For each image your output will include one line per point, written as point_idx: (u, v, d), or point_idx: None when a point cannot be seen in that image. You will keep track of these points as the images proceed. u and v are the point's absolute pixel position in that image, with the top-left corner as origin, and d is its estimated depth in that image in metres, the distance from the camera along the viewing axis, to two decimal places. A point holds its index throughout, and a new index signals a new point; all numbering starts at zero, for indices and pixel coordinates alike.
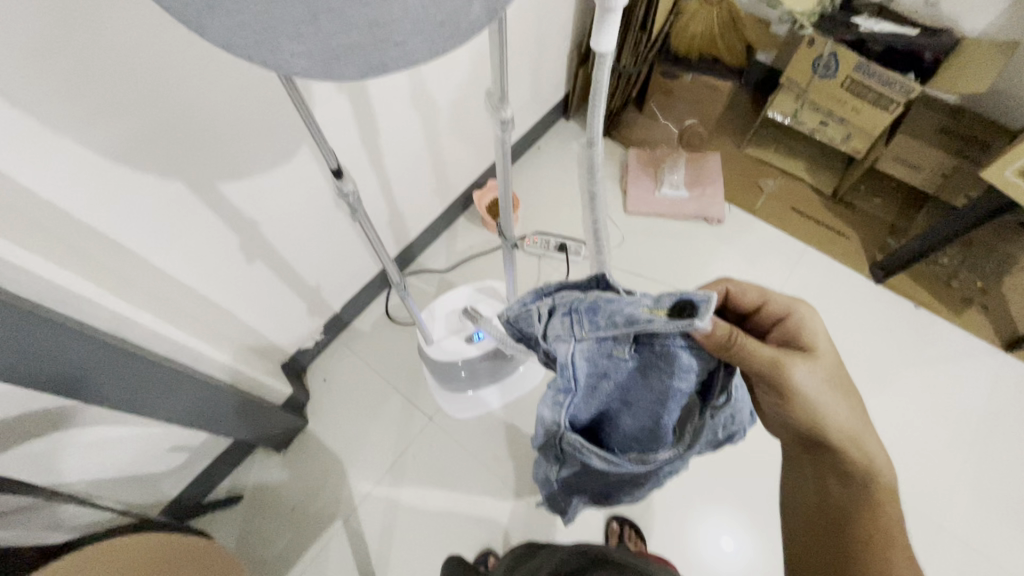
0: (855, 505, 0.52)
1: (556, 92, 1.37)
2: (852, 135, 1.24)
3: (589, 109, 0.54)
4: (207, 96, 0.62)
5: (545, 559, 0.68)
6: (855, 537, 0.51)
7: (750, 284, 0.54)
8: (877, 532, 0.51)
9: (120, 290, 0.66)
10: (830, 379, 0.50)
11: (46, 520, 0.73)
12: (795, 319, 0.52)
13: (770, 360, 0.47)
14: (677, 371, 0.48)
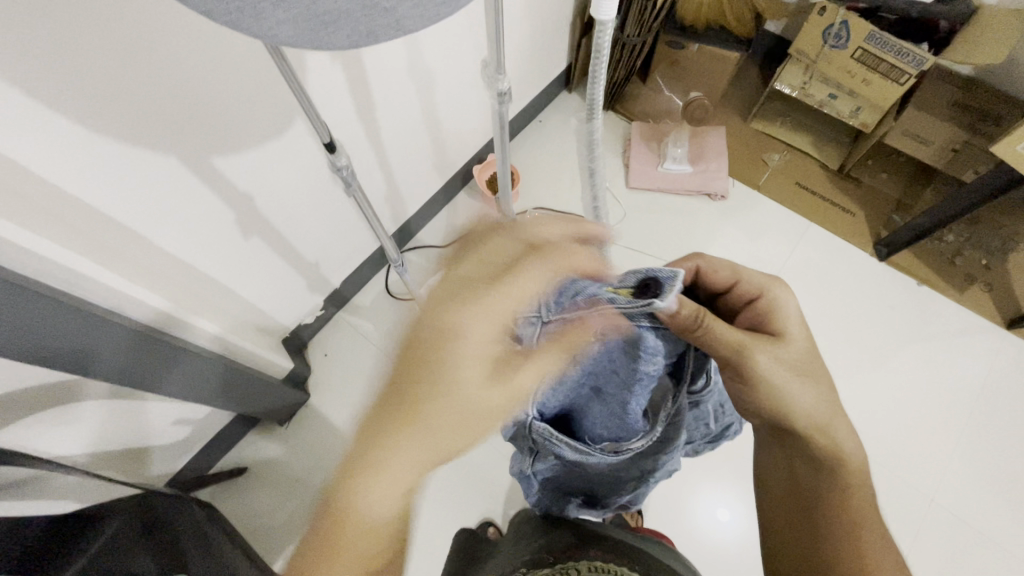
0: (830, 492, 0.55)
1: (557, 63, 1.34)
2: (860, 108, 1.22)
3: (589, 83, 0.53)
4: (197, 66, 0.61)
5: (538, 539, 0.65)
6: (833, 526, 0.54)
7: (722, 262, 0.57)
8: (850, 515, 0.54)
9: (115, 265, 0.65)
10: (793, 363, 0.54)
11: (53, 490, 0.74)
12: (766, 301, 0.56)
13: (734, 345, 0.52)
14: (643, 354, 0.52)
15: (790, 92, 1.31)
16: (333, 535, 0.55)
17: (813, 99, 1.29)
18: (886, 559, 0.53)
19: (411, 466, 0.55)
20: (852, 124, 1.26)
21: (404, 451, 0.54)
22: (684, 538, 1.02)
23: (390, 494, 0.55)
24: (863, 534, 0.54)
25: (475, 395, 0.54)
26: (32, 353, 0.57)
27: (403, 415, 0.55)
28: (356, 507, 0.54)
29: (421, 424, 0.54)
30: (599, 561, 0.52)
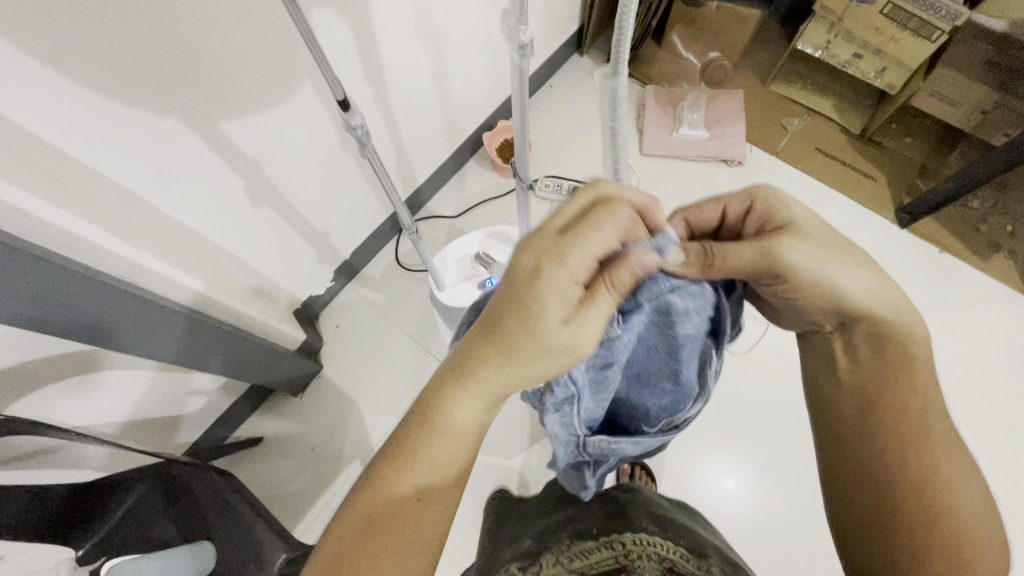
0: (889, 392, 0.49)
1: (569, 24, 1.29)
2: (887, 68, 1.19)
3: (615, 37, 0.49)
4: (201, 22, 0.58)
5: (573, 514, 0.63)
6: (894, 432, 0.49)
7: (699, 202, 0.53)
8: (913, 416, 0.49)
9: (124, 233, 0.64)
10: (823, 244, 0.47)
11: (72, 459, 0.74)
12: (760, 204, 0.50)
13: (751, 254, 0.46)
14: (678, 318, 0.47)
15: (814, 51, 1.26)
16: (385, 498, 0.43)
17: (837, 58, 1.25)
18: (959, 461, 0.48)
19: (490, 394, 0.44)
20: (878, 84, 1.23)
21: (487, 387, 0.44)
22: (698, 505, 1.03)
23: (463, 422, 0.44)
24: (931, 434, 0.48)
25: (554, 334, 0.41)
26: (46, 322, 0.56)
27: (488, 351, 0.43)
28: (437, 424, 0.44)
29: (500, 372, 0.43)
30: (653, 536, 0.52)
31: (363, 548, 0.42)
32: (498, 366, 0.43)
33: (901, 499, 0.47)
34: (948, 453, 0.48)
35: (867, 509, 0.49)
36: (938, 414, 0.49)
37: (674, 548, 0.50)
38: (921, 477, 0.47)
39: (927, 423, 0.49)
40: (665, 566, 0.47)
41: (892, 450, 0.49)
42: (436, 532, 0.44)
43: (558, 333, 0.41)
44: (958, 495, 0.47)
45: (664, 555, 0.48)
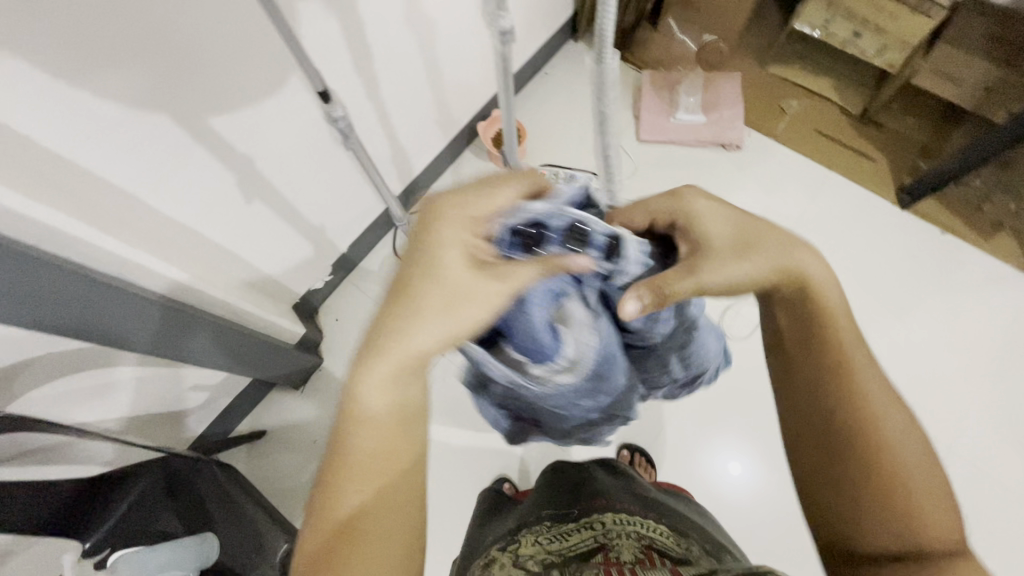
0: (827, 360, 0.47)
1: (563, 10, 1.27)
2: (886, 46, 1.14)
3: (597, 21, 0.49)
4: (186, 18, 0.58)
5: (560, 489, 0.64)
6: (837, 400, 0.47)
7: (634, 215, 0.51)
8: (854, 382, 0.47)
9: (118, 232, 0.65)
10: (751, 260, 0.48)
11: (73, 455, 0.75)
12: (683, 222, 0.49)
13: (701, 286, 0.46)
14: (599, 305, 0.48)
15: (812, 31, 1.23)
16: (328, 504, 0.42)
17: (835, 38, 1.21)
18: (904, 429, 0.46)
19: (389, 362, 0.41)
20: (878, 63, 1.19)
21: (388, 357, 0.41)
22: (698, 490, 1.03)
23: (375, 403, 0.42)
24: (873, 403, 0.46)
25: (484, 287, 0.41)
26: (46, 320, 0.57)
27: (393, 308, 0.42)
28: (353, 415, 0.42)
29: (403, 333, 0.41)
30: (638, 517, 0.52)
31: (326, 563, 0.41)
32: (389, 338, 0.41)
33: (849, 460, 0.46)
34: (891, 415, 0.46)
35: (814, 471, 0.48)
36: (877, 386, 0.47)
37: (658, 529, 0.50)
38: (863, 443, 0.45)
39: (868, 390, 0.46)
40: (644, 545, 0.48)
41: (833, 416, 0.47)
42: (400, 525, 0.43)
43: (464, 281, 0.41)
44: (905, 455, 0.45)
45: (646, 533, 0.50)
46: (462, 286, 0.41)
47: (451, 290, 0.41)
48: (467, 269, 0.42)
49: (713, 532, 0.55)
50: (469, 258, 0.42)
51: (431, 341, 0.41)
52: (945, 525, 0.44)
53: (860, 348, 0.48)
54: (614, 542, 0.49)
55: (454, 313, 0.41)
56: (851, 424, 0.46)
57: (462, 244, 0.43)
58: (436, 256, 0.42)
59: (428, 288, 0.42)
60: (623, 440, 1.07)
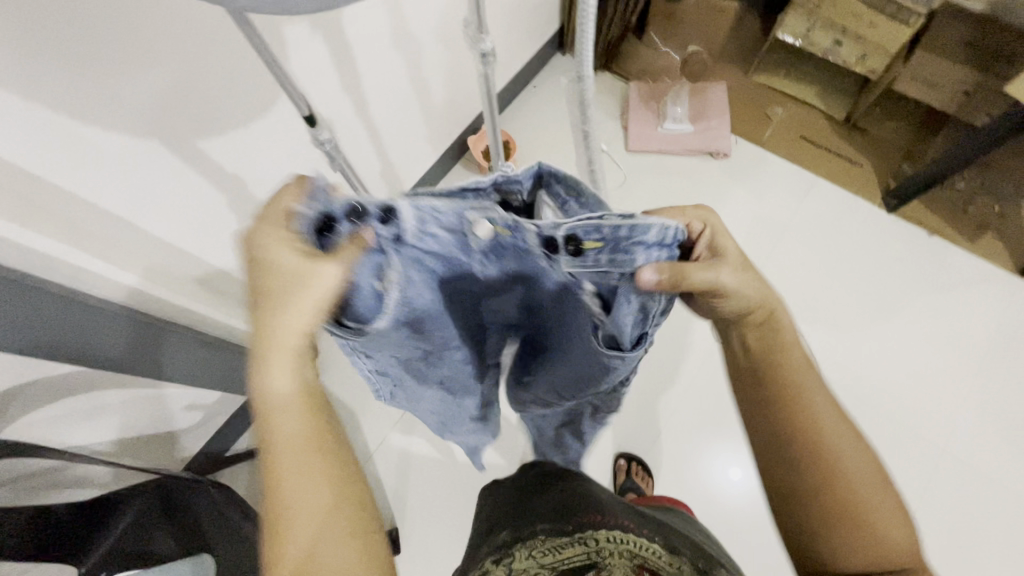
0: (777, 391, 0.48)
1: (549, 25, 1.29)
2: (867, 54, 1.17)
3: (575, 42, 0.50)
4: (178, 45, 0.59)
5: (551, 496, 0.64)
6: (801, 429, 0.47)
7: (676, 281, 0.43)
8: (808, 412, 0.47)
9: (110, 256, 0.65)
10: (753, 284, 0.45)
11: (65, 479, 0.75)
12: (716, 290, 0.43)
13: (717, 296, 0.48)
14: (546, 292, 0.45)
15: (794, 40, 1.25)
16: (268, 536, 0.37)
17: (817, 46, 1.23)
18: (851, 441, 0.47)
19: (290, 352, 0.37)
20: (860, 70, 1.20)
21: (283, 354, 0.37)
22: (696, 497, 1.03)
23: (279, 388, 0.38)
24: (823, 422, 0.47)
25: (321, 270, 0.34)
26: None
27: (263, 313, 0.36)
28: (262, 412, 0.38)
29: (280, 325, 0.36)
30: (627, 532, 0.53)
31: (268, 566, 0.37)
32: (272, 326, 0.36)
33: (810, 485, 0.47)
34: (847, 438, 0.47)
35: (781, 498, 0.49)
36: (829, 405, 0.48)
37: (647, 545, 0.51)
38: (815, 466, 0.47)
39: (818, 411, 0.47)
40: (636, 564, 0.49)
41: (797, 451, 0.47)
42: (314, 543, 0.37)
43: (302, 266, 0.34)
44: (853, 472, 0.47)
45: (636, 551, 0.50)
46: (293, 278, 0.34)
47: (289, 280, 0.34)
48: (303, 263, 0.34)
49: (699, 541, 0.56)
50: (308, 248, 0.34)
51: (316, 318, 0.36)
52: (902, 532, 0.46)
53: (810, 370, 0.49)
54: (607, 562, 0.49)
55: (309, 290, 0.34)
56: (812, 454, 0.47)
57: (286, 238, 0.34)
58: (274, 249, 0.34)
59: (289, 293, 0.35)
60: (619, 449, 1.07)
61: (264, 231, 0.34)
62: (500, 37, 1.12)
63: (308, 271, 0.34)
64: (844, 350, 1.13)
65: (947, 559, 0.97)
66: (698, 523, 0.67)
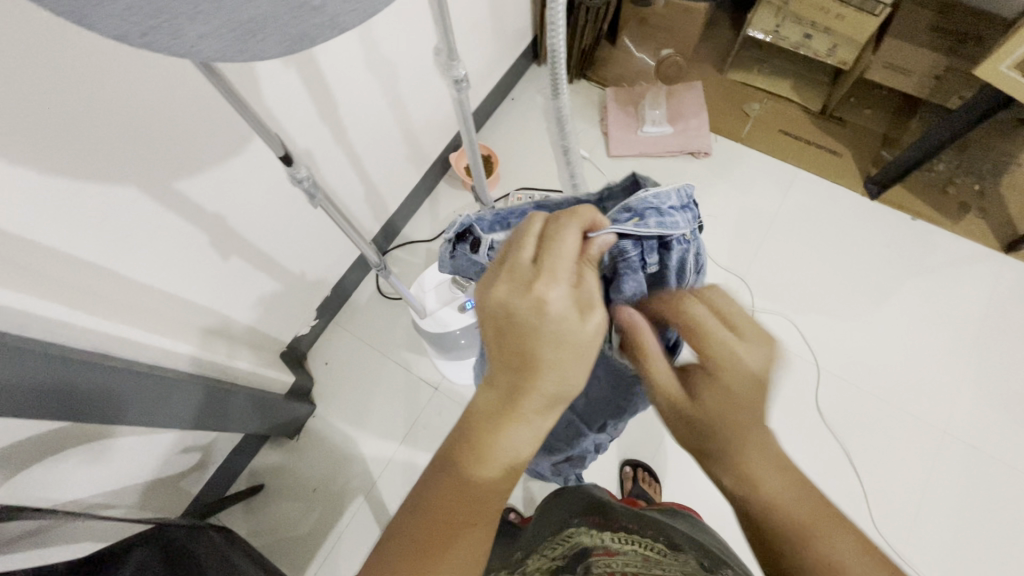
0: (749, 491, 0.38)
1: (523, 38, 1.30)
2: (837, 45, 1.18)
3: (549, 72, 0.53)
4: (148, 89, 0.58)
5: (558, 510, 0.66)
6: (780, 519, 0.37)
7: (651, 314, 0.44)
8: (787, 511, 0.37)
9: (93, 307, 0.64)
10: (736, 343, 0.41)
11: (56, 536, 0.72)
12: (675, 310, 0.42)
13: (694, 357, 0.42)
14: None
15: (765, 36, 1.27)
16: (436, 547, 0.37)
17: (788, 41, 1.24)
18: (845, 540, 0.36)
19: (549, 419, 0.40)
20: (831, 61, 1.22)
21: (538, 418, 0.39)
22: (705, 499, 1.02)
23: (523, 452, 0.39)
24: (808, 522, 0.36)
25: (595, 318, 0.39)
26: (34, 408, 0.55)
27: (526, 378, 0.38)
28: (489, 463, 0.39)
29: (548, 392, 0.39)
30: (635, 533, 0.54)
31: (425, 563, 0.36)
32: (539, 400, 0.39)
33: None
34: (838, 533, 0.36)
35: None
36: (804, 499, 0.37)
37: (650, 541, 0.51)
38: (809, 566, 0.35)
39: (792, 505, 0.37)
40: (639, 554, 0.50)
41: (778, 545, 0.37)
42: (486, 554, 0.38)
43: (581, 316, 0.39)
44: None
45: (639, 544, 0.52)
46: (568, 327, 0.39)
47: (569, 329, 0.39)
48: (575, 315, 0.39)
49: (704, 536, 0.57)
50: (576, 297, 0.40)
51: (580, 385, 0.40)
52: None
53: (782, 471, 0.38)
54: (612, 549, 0.51)
55: (585, 341, 0.39)
56: (801, 553, 0.36)
57: (562, 278, 0.40)
58: (546, 295, 0.39)
59: (560, 345, 0.38)
60: (625, 456, 1.06)
61: (548, 265, 0.39)
62: (476, 54, 1.12)
63: (592, 314, 0.39)
64: (840, 338, 1.13)
65: (959, 542, 0.97)
66: (708, 528, 0.64)
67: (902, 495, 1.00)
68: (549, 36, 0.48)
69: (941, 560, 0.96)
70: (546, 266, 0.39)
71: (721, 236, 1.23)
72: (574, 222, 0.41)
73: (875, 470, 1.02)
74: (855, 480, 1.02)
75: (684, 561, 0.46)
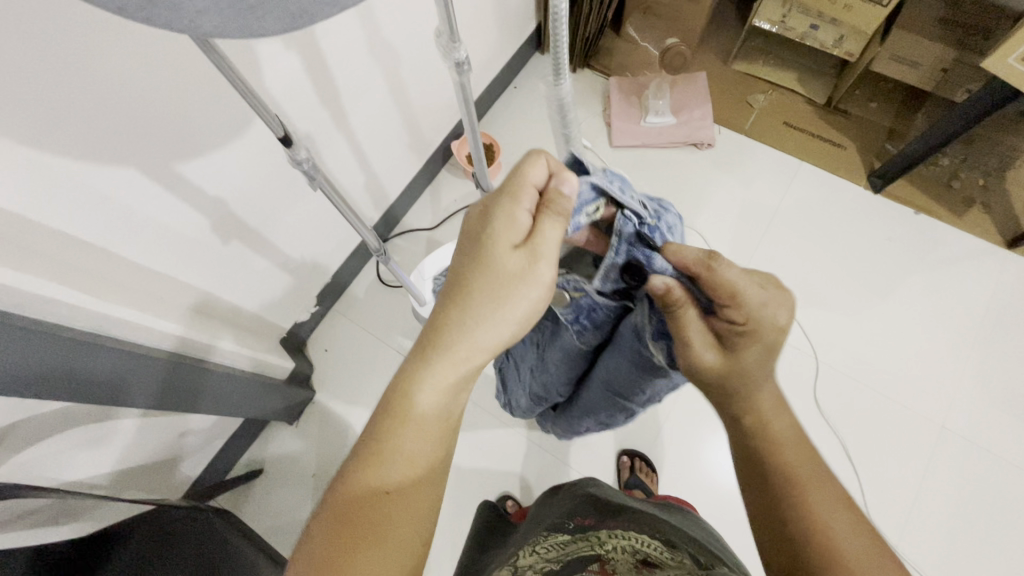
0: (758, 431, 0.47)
1: (527, 25, 1.29)
2: (844, 36, 1.17)
3: (551, 58, 0.53)
4: (150, 71, 0.58)
5: (554, 509, 0.65)
6: (780, 474, 0.46)
7: (698, 338, 0.43)
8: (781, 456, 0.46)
9: (93, 289, 0.64)
10: (770, 350, 0.46)
11: (59, 515, 0.73)
12: (743, 330, 0.44)
13: (754, 364, 0.46)
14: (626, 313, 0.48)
15: (771, 27, 1.25)
16: (366, 505, 0.41)
17: (795, 31, 1.23)
18: (819, 478, 0.45)
19: (454, 369, 0.45)
20: (838, 53, 1.21)
21: (445, 368, 0.45)
22: (701, 490, 1.03)
23: (429, 406, 0.44)
24: (801, 470, 0.45)
25: (528, 286, 0.44)
26: (34, 389, 0.56)
27: (450, 321, 0.45)
28: (406, 414, 0.44)
29: (455, 338, 0.45)
30: (630, 530, 0.53)
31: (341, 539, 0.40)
32: (450, 355, 0.45)
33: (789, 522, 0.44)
34: (822, 485, 0.45)
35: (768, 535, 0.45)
36: (797, 445, 0.47)
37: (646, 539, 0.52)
38: (798, 508, 0.44)
39: (786, 450, 0.47)
40: (638, 559, 0.49)
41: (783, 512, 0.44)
42: (416, 524, 0.42)
43: (521, 266, 0.44)
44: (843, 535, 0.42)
45: (636, 546, 0.51)
46: (501, 284, 0.45)
47: (501, 280, 0.45)
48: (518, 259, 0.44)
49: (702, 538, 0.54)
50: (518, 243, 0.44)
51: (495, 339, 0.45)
52: None
53: (787, 425, 0.48)
54: (610, 556, 0.51)
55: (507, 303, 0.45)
56: (792, 486, 0.45)
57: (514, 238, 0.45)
58: (488, 249, 0.44)
59: (487, 292, 0.45)
60: (622, 446, 1.07)
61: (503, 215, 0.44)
62: (480, 40, 1.11)
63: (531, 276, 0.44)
64: (840, 331, 1.13)
65: (952, 536, 0.97)
66: (708, 525, 0.63)
67: (895, 488, 1.01)
68: (551, 25, 0.48)
69: (935, 554, 0.96)
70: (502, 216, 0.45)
71: (723, 228, 1.23)
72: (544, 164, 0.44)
73: (872, 464, 1.03)
74: (851, 474, 1.02)
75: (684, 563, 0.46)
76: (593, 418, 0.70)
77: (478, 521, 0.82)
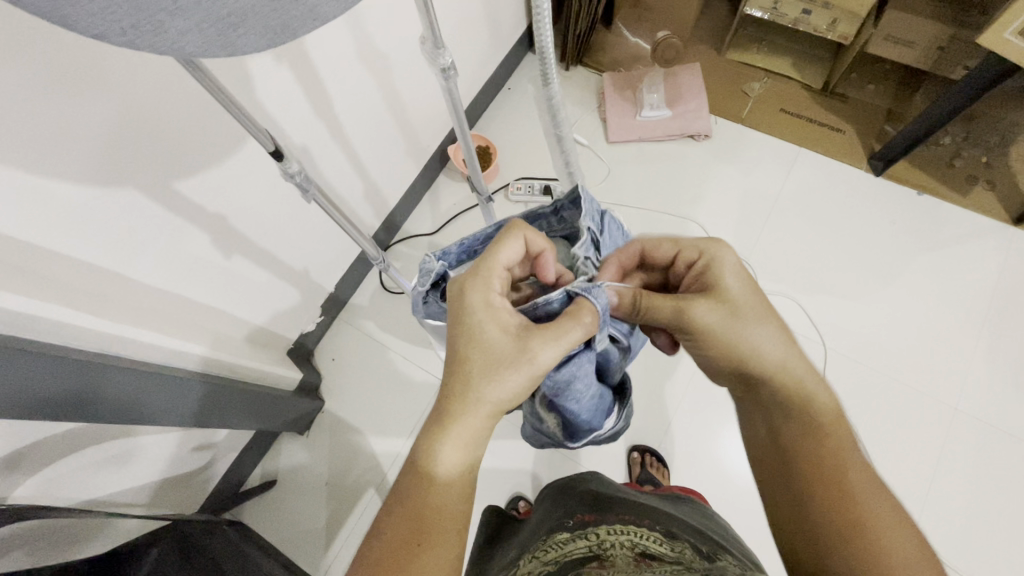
0: (809, 430, 0.52)
1: (517, 26, 1.29)
2: (838, 20, 1.15)
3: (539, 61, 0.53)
4: (143, 90, 0.58)
5: (554, 510, 0.65)
6: (808, 456, 0.51)
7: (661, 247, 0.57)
8: (857, 499, 0.48)
9: (99, 310, 0.65)
10: (730, 310, 0.53)
11: (77, 534, 0.74)
12: (704, 262, 0.55)
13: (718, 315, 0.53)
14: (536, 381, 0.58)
15: (762, 13, 1.24)
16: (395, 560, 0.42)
17: (787, 17, 1.21)
18: (880, 495, 0.48)
19: (472, 430, 0.47)
20: (831, 37, 1.20)
21: (463, 430, 0.46)
22: (713, 483, 1.02)
23: (453, 466, 0.46)
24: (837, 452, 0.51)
25: (519, 363, 0.46)
26: (42, 411, 0.56)
27: (456, 388, 0.47)
28: (429, 475, 0.46)
29: (466, 403, 0.47)
30: (630, 526, 0.53)
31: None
32: (464, 420, 0.46)
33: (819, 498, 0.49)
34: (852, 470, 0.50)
35: (800, 527, 0.49)
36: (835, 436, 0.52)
37: (646, 534, 0.51)
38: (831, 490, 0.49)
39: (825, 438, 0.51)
40: (636, 552, 0.48)
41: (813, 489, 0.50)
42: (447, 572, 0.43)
43: (514, 350, 0.46)
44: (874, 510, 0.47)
45: (637, 541, 0.50)
46: (498, 355, 0.47)
47: (496, 360, 0.46)
48: (503, 334, 0.47)
49: (706, 529, 0.54)
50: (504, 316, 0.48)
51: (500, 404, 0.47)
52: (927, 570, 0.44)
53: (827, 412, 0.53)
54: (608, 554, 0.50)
55: (501, 383, 0.46)
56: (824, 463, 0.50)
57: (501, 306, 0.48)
58: (485, 326, 0.47)
59: (486, 362, 0.47)
60: (632, 442, 1.06)
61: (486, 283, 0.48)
62: (471, 43, 1.12)
63: (528, 361, 0.46)
64: (848, 316, 1.12)
65: (972, 519, 0.96)
66: (719, 516, 0.63)
67: (912, 472, 1.00)
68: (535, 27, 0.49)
69: (956, 538, 0.95)
70: (484, 283, 0.48)
71: (725, 218, 1.22)
72: (520, 237, 0.50)
73: (887, 450, 1.01)
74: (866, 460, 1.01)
75: (684, 557, 0.46)
76: (531, 423, 0.74)
77: (484, 524, 0.82)
